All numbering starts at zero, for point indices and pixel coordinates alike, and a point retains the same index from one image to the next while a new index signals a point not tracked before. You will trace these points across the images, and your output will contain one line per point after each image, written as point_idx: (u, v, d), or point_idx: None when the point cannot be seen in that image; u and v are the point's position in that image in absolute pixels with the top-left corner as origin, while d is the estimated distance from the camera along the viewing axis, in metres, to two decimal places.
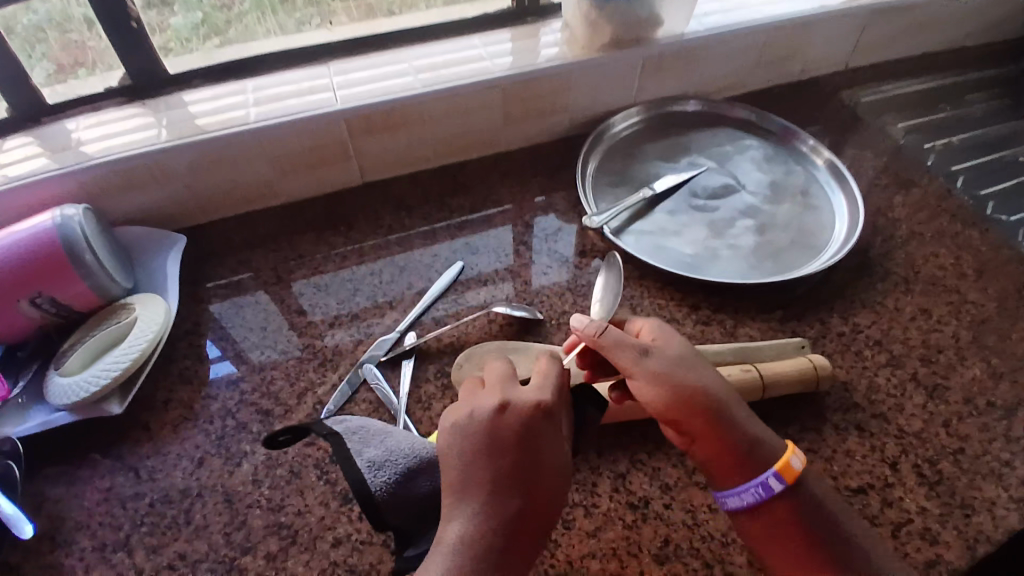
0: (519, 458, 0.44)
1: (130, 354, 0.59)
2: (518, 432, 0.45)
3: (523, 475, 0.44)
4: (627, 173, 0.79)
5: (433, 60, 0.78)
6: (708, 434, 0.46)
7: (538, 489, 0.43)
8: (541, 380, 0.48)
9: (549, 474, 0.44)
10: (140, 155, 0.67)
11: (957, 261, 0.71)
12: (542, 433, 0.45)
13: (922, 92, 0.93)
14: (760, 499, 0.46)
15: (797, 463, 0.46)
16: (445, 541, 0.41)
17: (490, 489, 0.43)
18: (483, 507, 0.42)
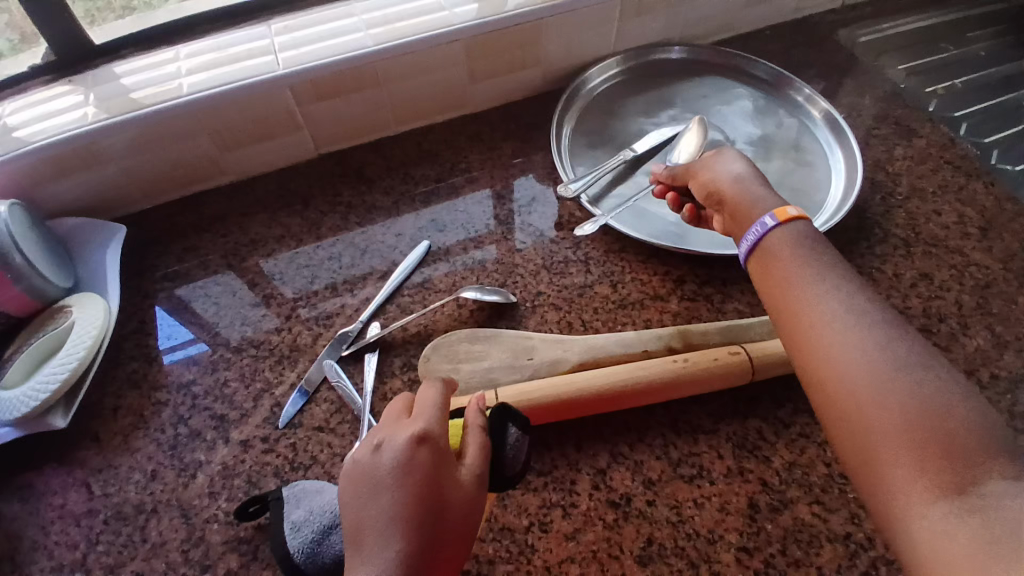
0: (403, 504, 0.38)
1: (70, 362, 0.54)
2: (401, 470, 0.39)
3: (411, 521, 0.38)
4: (608, 133, 0.73)
5: (386, 12, 0.69)
6: (740, 218, 0.50)
7: (444, 530, 0.38)
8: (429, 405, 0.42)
9: (454, 511, 0.38)
10: (63, 140, 0.60)
11: (960, 218, 0.66)
12: (431, 468, 0.39)
13: (925, 28, 0.86)
14: (758, 235, 0.47)
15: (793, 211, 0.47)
16: None
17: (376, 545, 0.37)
18: (372, 563, 0.37)
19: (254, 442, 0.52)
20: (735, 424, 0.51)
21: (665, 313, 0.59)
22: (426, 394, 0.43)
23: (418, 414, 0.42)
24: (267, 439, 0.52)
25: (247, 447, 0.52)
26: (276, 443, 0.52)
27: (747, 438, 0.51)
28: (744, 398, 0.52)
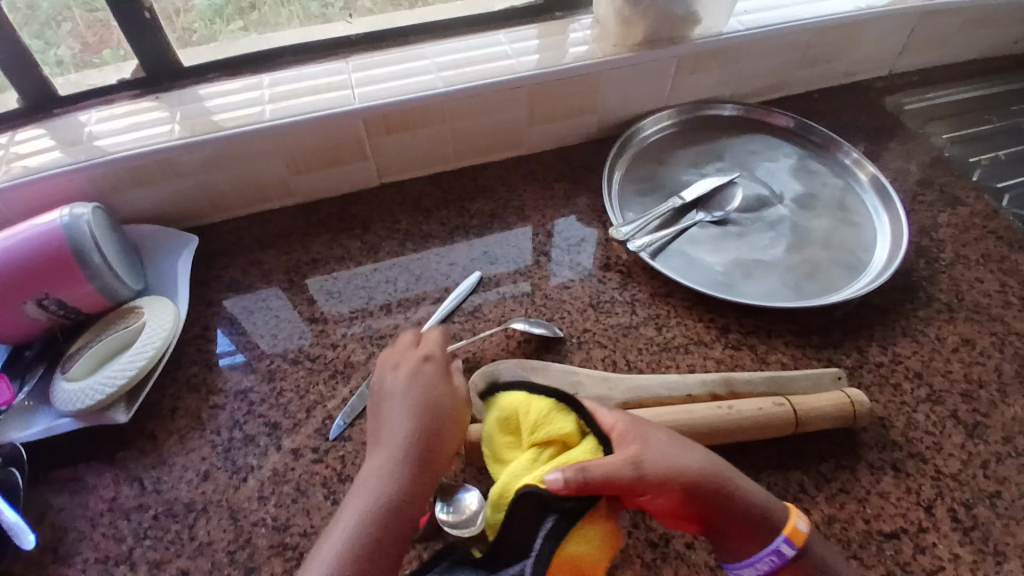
0: (400, 412, 0.48)
1: (138, 360, 0.57)
2: (392, 390, 0.50)
3: (402, 424, 0.47)
4: (658, 180, 0.76)
5: (456, 57, 0.74)
6: (745, 529, 0.44)
7: (411, 402, 0.48)
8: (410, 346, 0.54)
9: (422, 376, 0.50)
10: (151, 152, 0.64)
11: (1003, 288, 0.67)
12: (413, 375, 0.51)
13: (970, 100, 0.88)
14: (774, 567, 0.44)
15: (803, 526, 0.45)
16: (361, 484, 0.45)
17: (384, 451, 0.46)
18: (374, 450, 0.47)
19: (304, 452, 0.54)
20: (776, 475, 0.52)
21: (709, 359, 0.60)
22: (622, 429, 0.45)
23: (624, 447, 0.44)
24: (317, 449, 0.54)
25: (298, 455, 0.54)
26: (326, 454, 0.54)
27: (788, 489, 0.51)
28: (788, 451, 0.53)
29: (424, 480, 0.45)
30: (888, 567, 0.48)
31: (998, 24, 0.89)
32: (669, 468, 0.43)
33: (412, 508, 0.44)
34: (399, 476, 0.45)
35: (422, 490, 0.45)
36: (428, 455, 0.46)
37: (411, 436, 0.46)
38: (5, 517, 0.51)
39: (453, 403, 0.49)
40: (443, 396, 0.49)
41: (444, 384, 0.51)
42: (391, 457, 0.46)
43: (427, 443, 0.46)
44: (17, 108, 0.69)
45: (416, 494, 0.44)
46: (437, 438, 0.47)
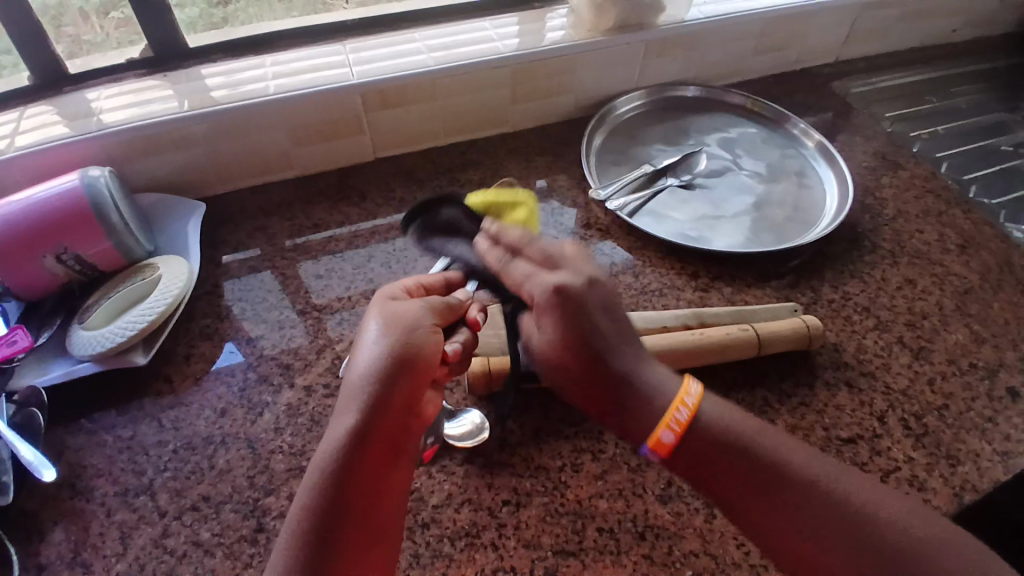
0: (367, 356, 0.47)
1: (155, 308, 0.61)
2: (363, 334, 0.49)
3: (361, 394, 0.45)
4: (630, 151, 0.82)
5: (444, 40, 0.80)
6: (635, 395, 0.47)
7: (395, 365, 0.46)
8: (392, 287, 0.53)
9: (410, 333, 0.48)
10: (160, 123, 0.68)
11: (941, 237, 0.75)
12: (385, 318, 0.49)
13: (910, 84, 0.98)
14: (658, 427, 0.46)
15: (682, 417, 0.45)
16: (328, 437, 0.44)
17: (348, 398, 0.45)
18: (347, 405, 0.45)
19: (317, 388, 0.60)
20: (743, 393, 0.60)
21: (682, 300, 0.67)
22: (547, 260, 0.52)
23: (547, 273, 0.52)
24: (329, 385, 0.60)
25: (311, 391, 0.59)
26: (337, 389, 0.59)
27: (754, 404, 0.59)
28: (752, 371, 0.61)
29: (387, 425, 0.45)
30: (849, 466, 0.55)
31: (930, 16, 1.00)
32: (570, 309, 0.49)
33: (376, 452, 0.45)
34: (363, 424, 0.44)
35: (386, 433, 0.45)
36: (395, 398, 0.46)
37: (374, 384, 0.45)
38: (23, 455, 0.52)
39: (420, 345, 0.48)
40: (414, 337, 0.48)
41: (414, 322, 0.49)
42: (355, 404, 0.45)
43: (394, 394, 0.46)
44: (26, 85, 0.73)
45: (379, 441, 0.45)
46: (400, 383, 0.46)
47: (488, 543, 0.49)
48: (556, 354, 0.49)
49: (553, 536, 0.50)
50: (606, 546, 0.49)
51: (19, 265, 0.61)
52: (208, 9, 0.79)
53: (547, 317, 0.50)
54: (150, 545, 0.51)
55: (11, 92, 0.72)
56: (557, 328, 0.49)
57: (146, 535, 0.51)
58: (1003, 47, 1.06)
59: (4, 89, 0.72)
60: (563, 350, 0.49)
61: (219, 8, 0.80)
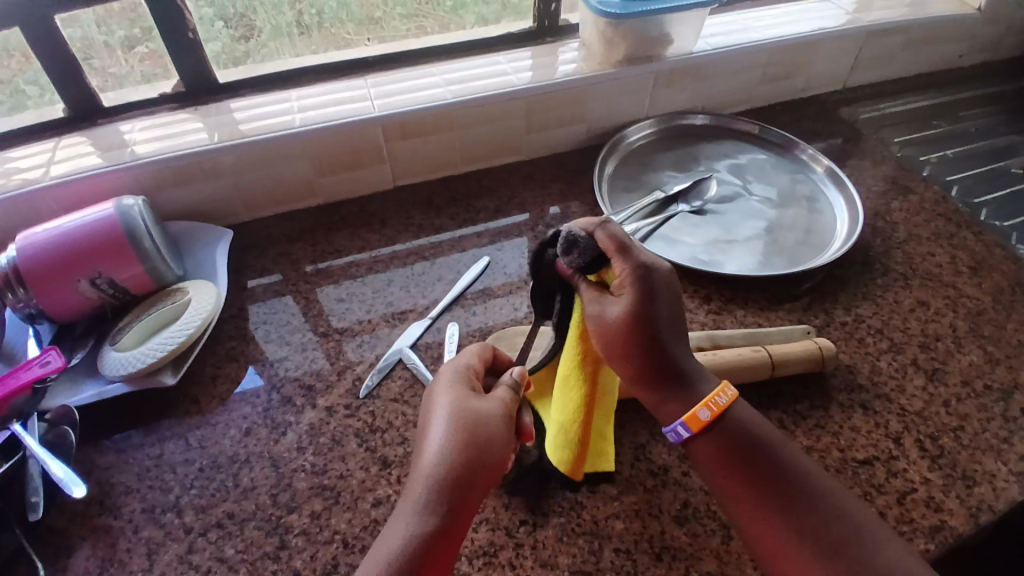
0: (438, 458, 0.46)
1: (185, 330, 0.63)
2: (433, 424, 0.48)
3: (439, 488, 0.45)
4: (641, 178, 0.85)
5: (460, 74, 0.84)
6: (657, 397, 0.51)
7: (478, 461, 0.46)
8: (462, 364, 0.52)
9: (491, 432, 0.48)
10: (191, 154, 0.72)
11: (952, 259, 0.76)
12: (461, 408, 0.48)
13: (916, 110, 1.00)
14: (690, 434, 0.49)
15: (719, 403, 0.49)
16: (398, 530, 0.44)
17: (421, 493, 0.45)
18: (423, 497, 0.45)
19: (338, 408, 0.61)
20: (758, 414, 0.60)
21: (694, 322, 0.69)
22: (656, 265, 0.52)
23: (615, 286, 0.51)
24: (349, 405, 0.61)
25: (332, 412, 0.61)
26: (357, 409, 0.61)
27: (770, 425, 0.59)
28: (766, 393, 0.62)
29: (455, 529, 0.44)
30: (865, 488, 0.55)
31: (935, 44, 1.02)
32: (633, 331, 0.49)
33: (443, 554, 0.44)
34: (429, 531, 0.44)
35: (449, 541, 0.44)
36: (461, 510, 0.45)
37: (451, 480, 0.45)
38: (53, 471, 0.53)
39: (500, 444, 0.47)
40: (487, 443, 0.47)
41: (488, 422, 0.48)
42: (427, 501, 0.45)
43: (471, 491, 0.45)
44: (63, 117, 0.77)
45: (445, 547, 0.44)
46: (479, 480, 0.46)
47: (506, 562, 0.50)
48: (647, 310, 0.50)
49: (570, 556, 0.50)
50: (623, 567, 0.50)
51: (55, 290, 0.63)
52: (230, 44, 0.81)
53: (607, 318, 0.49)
54: (176, 561, 0.52)
55: (51, 124, 0.76)
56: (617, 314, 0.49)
57: (172, 551, 0.52)
58: (1008, 72, 1.08)
59: (42, 121, 0.77)
60: (650, 303, 0.49)
61: (241, 43, 0.82)
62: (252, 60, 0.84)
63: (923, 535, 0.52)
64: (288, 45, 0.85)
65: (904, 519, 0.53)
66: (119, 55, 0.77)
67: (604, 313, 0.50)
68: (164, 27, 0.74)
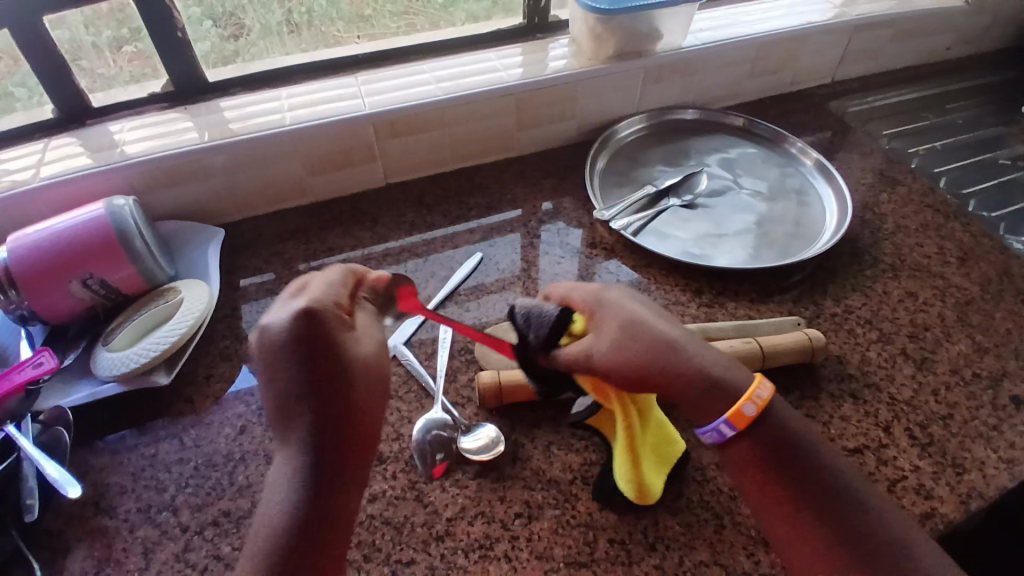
0: (295, 394, 0.45)
1: (178, 329, 0.63)
2: (274, 361, 0.45)
3: (313, 429, 0.44)
4: (632, 173, 0.85)
5: (451, 71, 0.84)
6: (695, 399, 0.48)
7: (346, 392, 0.45)
8: (290, 308, 0.47)
9: (352, 361, 0.46)
10: (181, 154, 0.72)
11: (941, 250, 0.77)
12: (300, 340, 0.45)
13: (904, 102, 1.01)
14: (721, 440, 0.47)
15: (749, 411, 0.46)
16: (280, 482, 0.43)
17: (297, 437, 0.44)
18: (300, 443, 0.44)
19: None
20: None
21: (686, 315, 0.69)
22: (591, 306, 0.55)
23: (591, 326, 0.54)
24: None
25: None
26: None
27: None
28: None
29: (341, 464, 0.44)
30: None
31: (922, 37, 1.03)
32: (637, 343, 0.49)
33: (335, 492, 0.43)
34: (306, 501, 0.42)
35: (338, 477, 0.44)
36: (338, 450, 0.44)
37: (322, 418, 0.44)
38: (48, 472, 0.53)
39: (369, 368, 0.47)
40: (349, 404, 0.45)
41: (354, 350, 0.47)
42: (303, 445, 0.44)
43: (345, 422, 0.45)
44: (51, 118, 0.76)
45: (339, 485, 0.43)
46: (353, 408, 0.45)
47: (501, 555, 0.50)
48: (621, 357, 0.49)
49: (566, 547, 0.51)
50: (618, 558, 0.50)
51: (46, 292, 0.63)
52: (221, 43, 0.81)
53: (602, 351, 0.51)
54: (173, 559, 0.52)
55: (39, 125, 0.76)
56: (607, 339, 0.51)
57: (168, 550, 0.52)
58: (995, 64, 1.09)
59: (31, 123, 0.76)
60: (617, 351, 0.50)
61: (231, 41, 0.82)
62: (243, 57, 0.84)
63: (914, 522, 0.53)
64: (278, 43, 0.84)
65: (894, 506, 0.54)
66: (107, 56, 0.77)
67: (597, 354, 0.51)
68: (154, 27, 0.73)
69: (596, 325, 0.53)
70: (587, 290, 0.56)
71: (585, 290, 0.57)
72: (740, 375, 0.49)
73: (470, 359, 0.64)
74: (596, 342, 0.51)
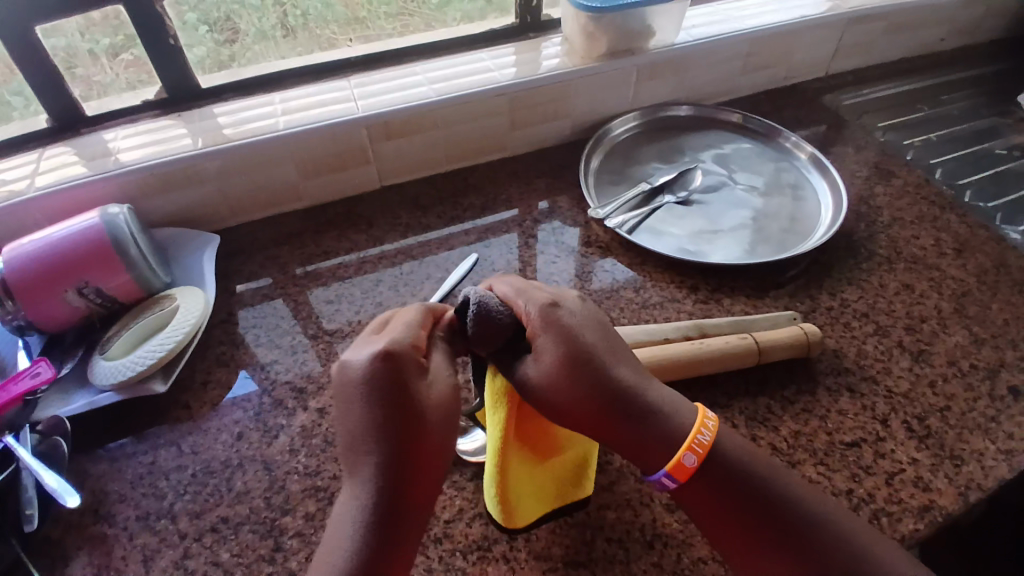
0: (379, 435, 0.45)
1: (174, 337, 0.63)
2: (356, 402, 0.46)
3: (393, 471, 0.44)
4: (627, 171, 0.85)
5: (444, 72, 0.84)
6: (638, 449, 0.47)
7: (427, 435, 0.46)
8: (373, 345, 0.47)
9: (439, 407, 0.47)
10: (175, 161, 0.72)
11: (937, 242, 0.77)
12: (386, 382, 0.45)
13: (899, 95, 1.00)
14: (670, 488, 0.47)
15: (689, 462, 0.45)
16: (350, 523, 0.43)
17: (374, 479, 0.44)
18: (374, 484, 0.44)
19: (330, 410, 0.62)
20: (746, 401, 0.61)
21: (682, 312, 0.69)
22: (540, 320, 0.49)
23: (539, 335, 0.49)
24: None
25: (324, 413, 0.61)
26: None
27: (758, 412, 0.60)
28: (753, 380, 0.62)
29: (411, 507, 0.45)
30: (853, 470, 0.56)
31: (915, 29, 1.03)
32: (582, 373, 0.47)
33: (403, 534, 0.44)
34: (376, 542, 0.43)
35: (410, 520, 0.44)
36: (413, 491, 0.45)
37: (401, 460, 0.44)
38: (47, 482, 0.53)
39: (447, 414, 0.47)
40: (432, 446, 0.46)
41: (433, 394, 0.47)
42: (376, 486, 0.44)
43: (423, 464, 0.45)
44: (45, 128, 0.76)
45: (407, 526, 0.44)
46: (429, 452, 0.46)
47: (500, 556, 0.50)
48: (558, 386, 0.47)
49: (563, 547, 0.51)
50: (615, 557, 0.50)
51: (43, 302, 0.63)
52: (215, 48, 0.81)
53: (550, 375, 0.47)
54: (172, 565, 0.52)
55: (34, 135, 0.76)
56: (553, 358, 0.47)
57: (168, 557, 0.53)
58: (990, 55, 1.08)
59: (25, 132, 0.76)
60: (566, 382, 0.47)
61: (226, 46, 0.81)
62: (239, 62, 0.83)
63: (912, 515, 0.53)
64: (273, 47, 0.84)
65: (892, 499, 0.54)
66: (104, 63, 0.77)
67: (542, 376, 0.47)
68: (146, 34, 0.73)
69: (544, 338, 0.48)
70: (538, 299, 0.50)
71: (532, 297, 0.51)
72: (682, 416, 0.47)
73: (467, 361, 0.64)
74: (546, 357, 0.48)
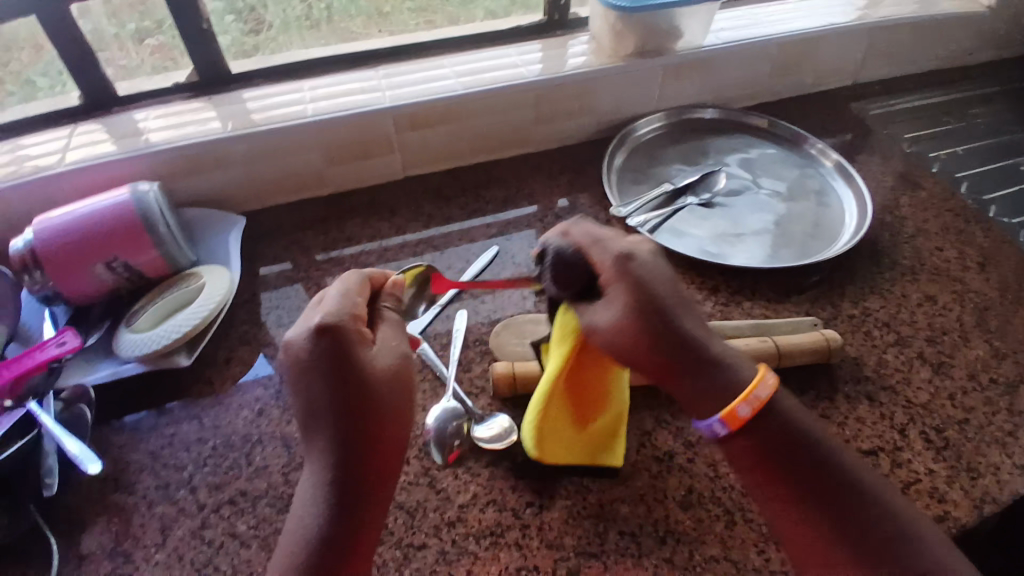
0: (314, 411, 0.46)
1: (199, 313, 0.64)
2: (300, 379, 0.47)
3: (332, 445, 0.45)
4: (650, 171, 0.85)
5: (471, 66, 0.85)
6: (692, 395, 0.48)
7: (363, 408, 0.46)
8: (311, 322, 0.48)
9: (372, 379, 0.47)
10: (205, 142, 0.73)
11: (960, 254, 0.76)
12: (319, 360, 0.46)
13: (926, 106, 0.99)
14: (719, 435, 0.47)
15: (744, 412, 0.46)
16: (301, 497, 0.46)
17: (315, 454, 0.46)
18: (320, 458, 0.46)
19: None
20: None
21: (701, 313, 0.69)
22: (612, 269, 0.50)
23: (611, 282, 0.50)
24: None
25: None
26: None
27: None
28: None
29: (361, 478, 0.45)
30: None
31: (945, 41, 1.02)
32: (649, 318, 0.48)
33: (356, 508, 0.45)
34: (326, 516, 0.44)
35: (358, 493, 0.45)
36: (358, 464, 0.45)
37: (340, 434, 0.46)
38: (70, 449, 0.54)
39: (386, 386, 0.47)
40: (371, 417, 0.46)
41: (370, 367, 0.47)
42: (321, 461, 0.46)
43: (364, 437, 0.46)
44: (79, 105, 0.78)
45: (356, 496, 0.45)
46: (372, 422, 0.46)
47: (513, 542, 0.51)
48: (624, 331, 0.48)
49: (576, 537, 0.51)
50: (628, 549, 0.50)
51: (72, 274, 0.65)
52: (240, 38, 0.83)
53: (617, 322, 0.48)
54: (190, 535, 0.53)
55: (67, 111, 0.78)
56: (624, 301, 0.48)
57: (186, 527, 0.54)
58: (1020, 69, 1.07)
59: (59, 109, 0.78)
60: (630, 326, 0.48)
61: (250, 36, 0.83)
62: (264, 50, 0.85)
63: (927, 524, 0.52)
64: (297, 37, 0.86)
65: None
66: (129, 48, 0.79)
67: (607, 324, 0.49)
68: (182, 17, 0.75)
69: (615, 283, 0.49)
70: (613, 248, 0.51)
71: (607, 246, 0.51)
72: (741, 368, 0.48)
73: (485, 351, 0.65)
74: (615, 303, 0.49)
